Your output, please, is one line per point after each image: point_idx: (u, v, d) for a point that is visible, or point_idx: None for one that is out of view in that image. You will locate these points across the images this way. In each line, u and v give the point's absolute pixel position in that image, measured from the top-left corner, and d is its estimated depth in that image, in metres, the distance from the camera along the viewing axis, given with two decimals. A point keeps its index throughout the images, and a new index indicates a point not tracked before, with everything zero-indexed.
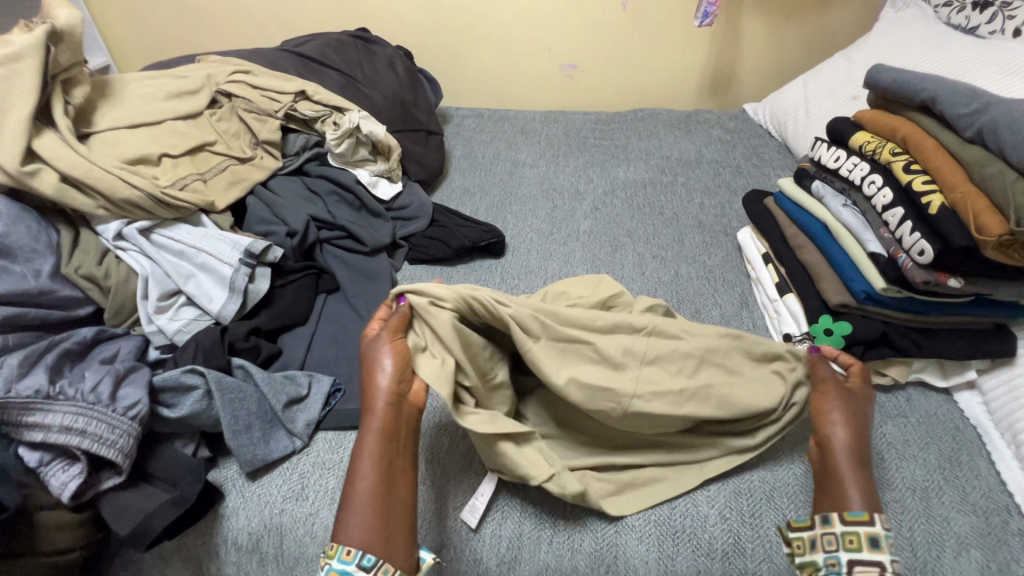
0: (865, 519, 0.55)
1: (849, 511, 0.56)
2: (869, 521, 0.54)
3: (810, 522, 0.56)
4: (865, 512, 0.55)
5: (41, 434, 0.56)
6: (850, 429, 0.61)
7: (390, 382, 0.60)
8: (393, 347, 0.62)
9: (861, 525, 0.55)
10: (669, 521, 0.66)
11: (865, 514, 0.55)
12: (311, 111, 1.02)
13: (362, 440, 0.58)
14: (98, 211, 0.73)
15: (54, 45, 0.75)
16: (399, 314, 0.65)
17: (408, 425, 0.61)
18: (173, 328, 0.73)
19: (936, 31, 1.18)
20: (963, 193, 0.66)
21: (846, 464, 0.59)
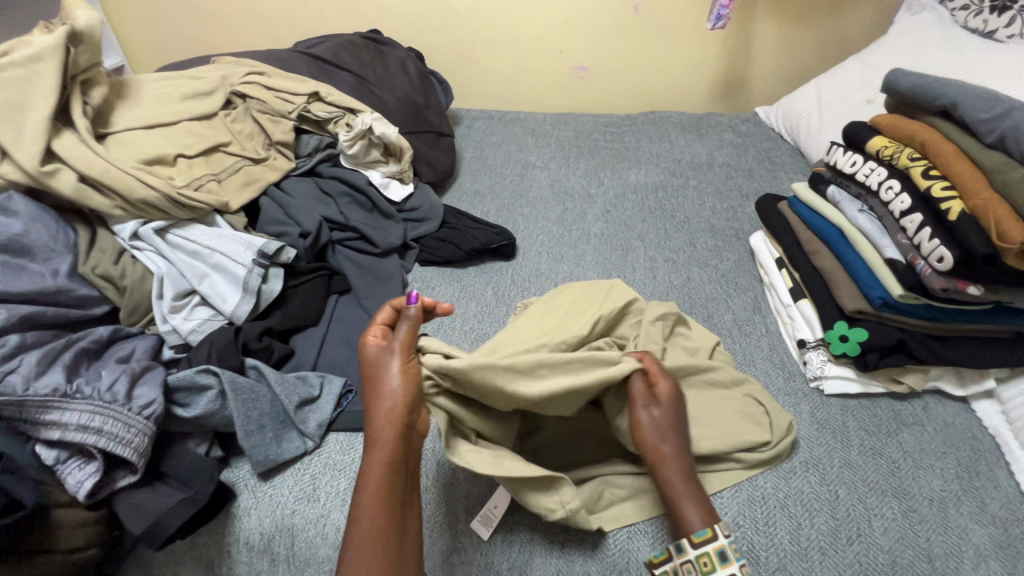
0: (711, 537, 0.54)
1: (695, 532, 0.55)
2: (714, 538, 0.54)
3: (667, 556, 0.55)
4: (710, 530, 0.54)
5: (59, 432, 0.57)
6: (671, 444, 0.61)
7: (399, 411, 0.58)
8: (403, 370, 0.59)
9: (709, 544, 0.54)
10: None
11: (711, 532, 0.54)
12: (324, 113, 1.03)
13: (365, 468, 0.57)
14: (114, 211, 0.74)
15: (74, 46, 0.76)
16: (409, 321, 0.62)
17: (414, 452, 0.60)
18: (187, 328, 0.73)
19: (953, 35, 1.16)
20: (984, 200, 0.65)
21: (677, 478, 0.59)
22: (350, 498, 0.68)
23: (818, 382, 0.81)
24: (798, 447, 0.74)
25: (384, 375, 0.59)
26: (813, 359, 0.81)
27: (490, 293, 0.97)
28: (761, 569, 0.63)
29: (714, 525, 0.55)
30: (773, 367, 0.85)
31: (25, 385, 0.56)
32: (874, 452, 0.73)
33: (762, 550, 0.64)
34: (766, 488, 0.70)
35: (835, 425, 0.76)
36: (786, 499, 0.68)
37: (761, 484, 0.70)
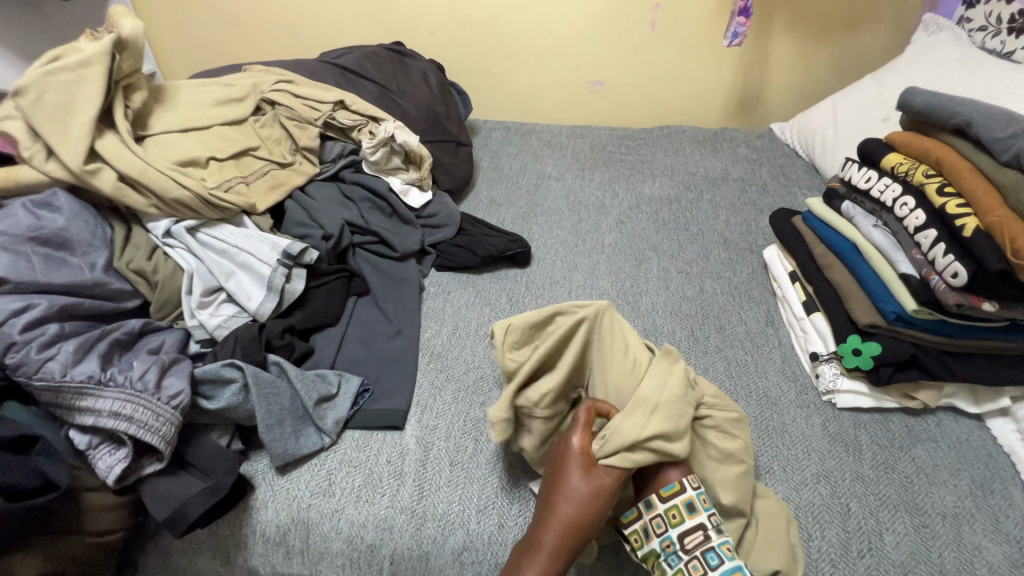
0: (679, 489, 0.59)
1: (665, 486, 0.60)
2: (681, 489, 0.59)
3: (637, 513, 0.60)
4: (677, 484, 0.60)
5: (92, 418, 0.59)
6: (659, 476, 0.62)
7: (593, 511, 0.57)
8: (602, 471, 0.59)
9: (677, 497, 0.59)
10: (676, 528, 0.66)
11: (677, 485, 0.60)
12: (349, 120, 1.06)
13: (543, 535, 0.57)
14: (150, 209, 0.77)
15: (119, 53, 0.80)
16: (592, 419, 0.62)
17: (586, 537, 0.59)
18: (214, 323, 0.76)
19: (971, 55, 1.17)
20: (1000, 217, 0.65)
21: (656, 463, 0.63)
22: (365, 494, 0.70)
23: (830, 396, 0.81)
24: (810, 459, 0.74)
25: (568, 478, 0.59)
26: (826, 372, 0.82)
27: (504, 299, 0.99)
28: None
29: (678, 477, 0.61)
30: (785, 379, 0.85)
31: (63, 371, 0.59)
32: (886, 467, 0.73)
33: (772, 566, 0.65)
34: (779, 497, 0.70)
35: (847, 439, 0.76)
36: (798, 510, 0.69)
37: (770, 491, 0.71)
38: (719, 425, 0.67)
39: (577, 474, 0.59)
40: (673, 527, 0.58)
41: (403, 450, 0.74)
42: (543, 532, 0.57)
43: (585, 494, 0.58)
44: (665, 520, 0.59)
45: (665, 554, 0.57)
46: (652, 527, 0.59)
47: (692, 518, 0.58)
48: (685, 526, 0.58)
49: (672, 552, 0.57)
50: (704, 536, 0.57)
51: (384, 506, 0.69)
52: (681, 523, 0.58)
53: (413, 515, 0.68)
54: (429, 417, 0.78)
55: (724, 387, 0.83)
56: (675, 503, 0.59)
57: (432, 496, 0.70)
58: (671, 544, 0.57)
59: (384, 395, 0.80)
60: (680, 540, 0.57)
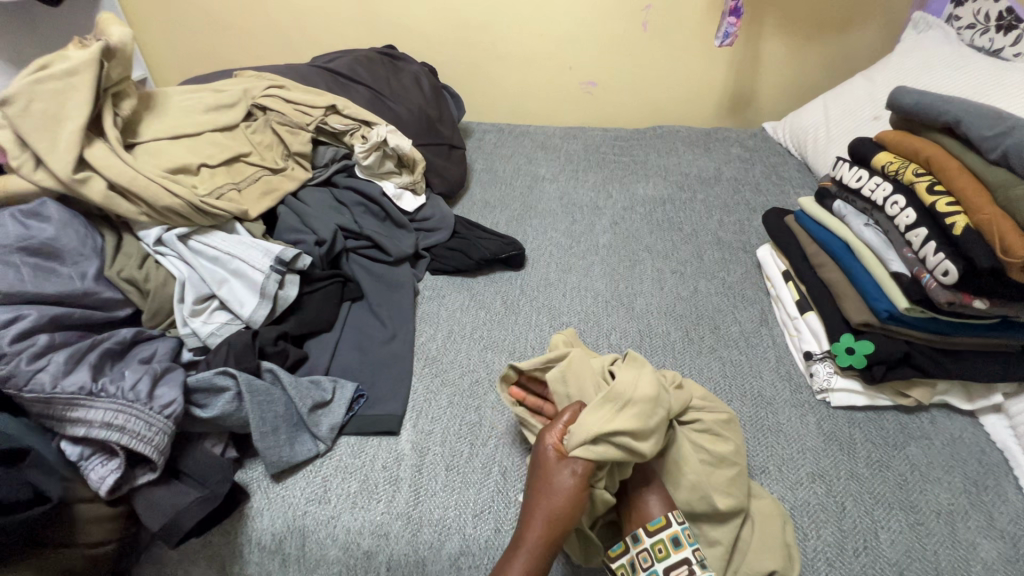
0: (665, 524, 0.62)
1: (650, 521, 0.62)
2: (667, 524, 0.62)
3: (624, 547, 0.62)
4: (663, 518, 0.62)
5: (83, 429, 0.59)
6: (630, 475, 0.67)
7: (571, 508, 0.60)
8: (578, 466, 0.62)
9: (663, 532, 0.61)
10: None
11: (664, 520, 0.62)
12: (340, 125, 1.06)
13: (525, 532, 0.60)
14: (140, 217, 0.76)
15: (107, 60, 0.79)
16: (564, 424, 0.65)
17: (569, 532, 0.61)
18: (206, 331, 0.76)
19: (959, 52, 1.18)
20: (989, 215, 0.66)
21: (642, 468, 0.67)
22: (361, 500, 0.70)
23: (824, 395, 0.81)
24: (804, 459, 0.74)
25: (552, 478, 0.62)
26: (819, 371, 0.82)
27: (499, 302, 0.98)
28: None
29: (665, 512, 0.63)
30: (779, 379, 0.85)
31: (54, 383, 0.59)
32: (881, 465, 0.73)
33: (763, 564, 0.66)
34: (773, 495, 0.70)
35: (841, 437, 0.77)
36: (793, 510, 0.69)
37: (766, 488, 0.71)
38: (700, 425, 0.70)
39: (562, 473, 0.62)
40: (657, 562, 0.60)
41: (398, 456, 0.74)
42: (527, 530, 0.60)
43: (565, 491, 0.61)
44: (652, 555, 0.61)
45: None
46: (639, 562, 0.61)
47: (677, 553, 0.60)
48: (669, 562, 0.60)
49: None
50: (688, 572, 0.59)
51: (380, 512, 0.69)
52: (666, 557, 0.60)
53: (409, 521, 0.68)
54: (424, 421, 0.78)
55: (719, 387, 0.83)
56: (660, 538, 0.61)
57: (427, 501, 0.70)
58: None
59: (379, 400, 0.80)
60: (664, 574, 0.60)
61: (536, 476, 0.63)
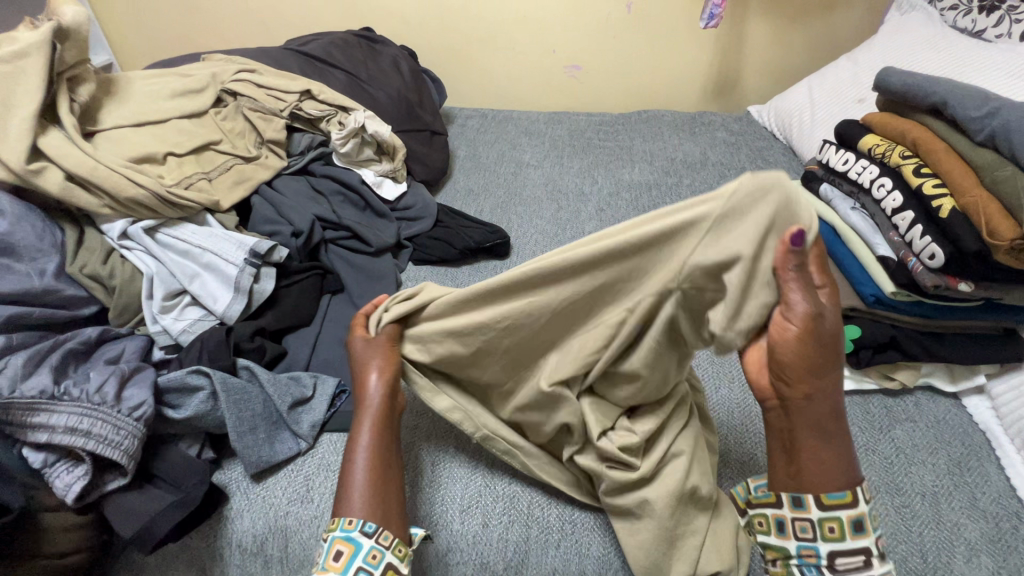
0: (848, 502, 0.51)
1: (830, 494, 0.51)
2: (851, 504, 0.51)
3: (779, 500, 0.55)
4: (848, 496, 0.51)
5: (46, 435, 0.56)
6: (828, 393, 0.52)
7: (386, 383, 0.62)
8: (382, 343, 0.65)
9: (842, 510, 0.51)
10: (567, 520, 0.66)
11: (847, 496, 0.51)
12: (316, 111, 1.02)
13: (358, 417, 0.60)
14: (103, 210, 0.73)
15: (60, 43, 0.75)
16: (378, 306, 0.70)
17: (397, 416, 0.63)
18: (177, 328, 0.72)
19: (941, 33, 1.18)
20: (975, 197, 0.65)
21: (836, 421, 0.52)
22: None
23: None
24: None
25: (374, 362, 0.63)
26: None
27: None
28: None
29: (854, 487, 0.51)
30: None
31: (12, 387, 0.56)
32: (866, 449, 0.73)
33: None
34: None
35: None
36: None
37: None
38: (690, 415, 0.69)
39: (378, 356, 0.64)
40: (823, 540, 0.52)
41: None
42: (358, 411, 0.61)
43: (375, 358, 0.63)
44: (816, 529, 0.52)
45: (801, 560, 0.53)
46: (794, 528, 0.53)
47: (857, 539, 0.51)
48: (842, 546, 0.51)
49: (813, 563, 0.53)
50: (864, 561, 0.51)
51: None
52: (839, 540, 0.51)
53: None
54: (409, 416, 0.76)
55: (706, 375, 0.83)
56: (836, 514, 0.51)
57: (414, 498, 0.68)
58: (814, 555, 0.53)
59: None
60: (827, 556, 0.52)
61: (362, 365, 0.64)
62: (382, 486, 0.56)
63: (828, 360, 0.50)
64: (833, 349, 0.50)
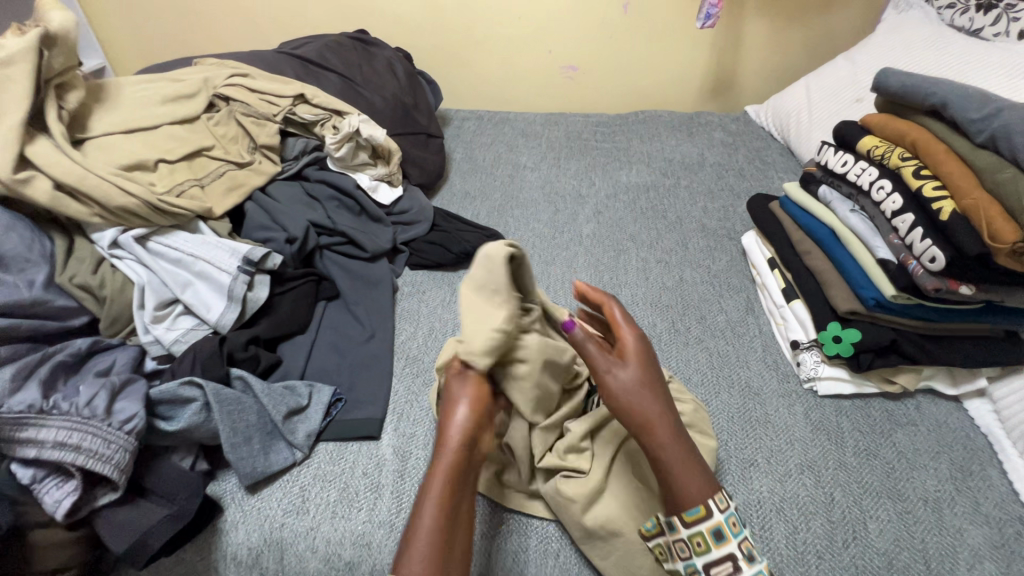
0: (704, 516, 0.51)
1: (688, 511, 0.52)
2: (708, 515, 0.51)
3: (659, 529, 0.55)
4: (703, 508, 0.52)
5: (34, 450, 0.55)
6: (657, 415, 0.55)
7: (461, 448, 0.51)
8: (472, 391, 0.53)
9: (701, 524, 0.52)
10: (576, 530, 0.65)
11: (703, 510, 0.51)
12: (310, 115, 1.00)
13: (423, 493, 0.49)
14: (93, 219, 0.72)
15: (48, 49, 0.73)
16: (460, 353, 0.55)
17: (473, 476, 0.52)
18: (170, 338, 0.72)
19: (938, 33, 1.17)
20: (976, 200, 0.65)
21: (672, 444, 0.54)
22: (341, 510, 0.67)
23: (811, 383, 0.81)
24: (793, 450, 0.73)
25: (457, 404, 0.53)
26: (806, 360, 0.81)
27: None
28: None
29: (706, 501, 0.52)
30: (766, 368, 0.84)
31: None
32: (868, 454, 0.73)
33: None
34: (762, 491, 0.69)
35: (829, 426, 0.76)
36: (783, 503, 0.68)
37: (757, 487, 0.70)
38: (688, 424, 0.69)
39: (462, 391, 0.53)
40: (696, 556, 0.52)
41: (379, 461, 0.71)
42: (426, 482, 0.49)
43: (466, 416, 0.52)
44: (688, 546, 0.52)
45: None
46: (675, 550, 0.53)
47: (720, 548, 0.51)
48: (709, 557, 0.51)
49: None
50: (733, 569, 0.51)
51: (361, 521, 0.66)
52: (706, 553, 0.52)
53: (391, 529, 0.65)
54: (406, 425, 0.75)
55: (706, 380, 0.82)
56: (698, 531, 0.52)
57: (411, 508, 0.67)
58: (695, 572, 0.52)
59: (357, 404, 0.76)
60: (704, 569, 0.52)
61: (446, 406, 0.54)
62: (444, 550, 0.46)
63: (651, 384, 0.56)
64: (648, 378, 0.56)
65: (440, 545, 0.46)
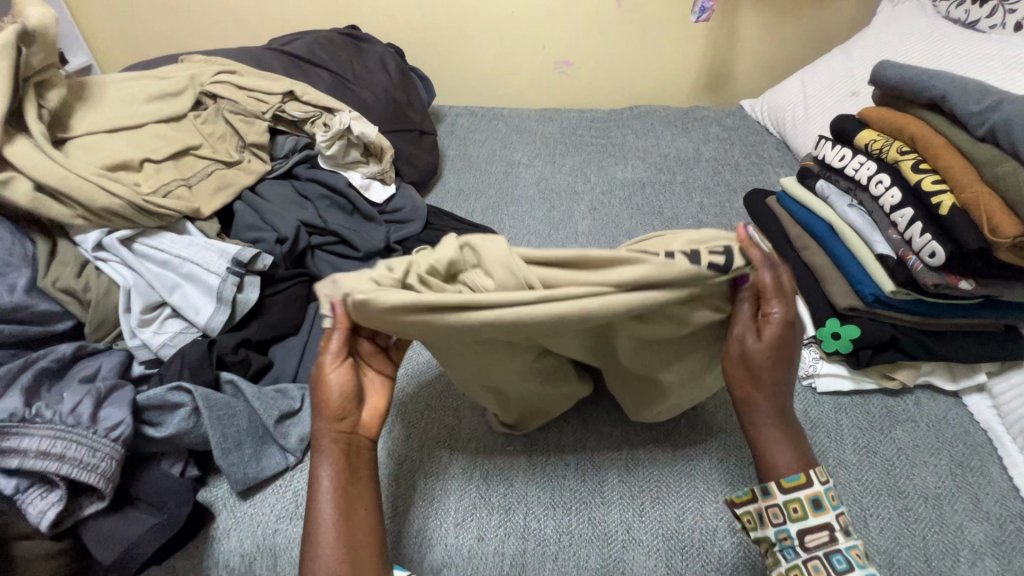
0: (803, 483, 0.54)
1: (786, 478, 0.54)
2: (807, 484, 0.54)
3: (752, 496, 0.56)
4: (803, 477, 0.55)
5: (17, 460, 0.53)
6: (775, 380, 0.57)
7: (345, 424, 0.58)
8: (341, 370, 0.57)
9: (802, 491, 0.54)
10: (575, 530, 0.64)
11: (802, 477, 0.55)
12: (300, 112, 0.99)
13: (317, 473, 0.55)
14: (76, 220, 0.70)
15: (26, 46, 0.71)
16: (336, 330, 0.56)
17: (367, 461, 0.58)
18: (158, 342, 0.70)
19: (935, 25, 1.16)
20: (976, 193, 0.64)
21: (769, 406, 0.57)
22: None
23: (811, 380, 0.80)
24: None
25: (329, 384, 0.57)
26: (805, 357, 0.80)
27: None
28: (689, 551, 0.62)
29: (808, 470, 0.55)
30: None
31: None
32: (868, 451, 0.72)
33: (687, 527, 0.64)
34: None
35: (828, 423, 0.75)
36: None
37: None
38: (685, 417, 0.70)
39: (335, 376, 0.57)
40: (792, 521, 0.54)
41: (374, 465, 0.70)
42: (319, 459, 0.56)
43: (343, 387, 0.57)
44: (783, 511, 0.54)
45: (780, 546, 0.54)
46: (769, 515, 0.55)
47: (817, 516, 0.54)
48: (807, 523, 0.53)
49: (789, 545, 0.54)
50: (829, 536, 0.53)
51: None
52: (804, 518, 0.54)
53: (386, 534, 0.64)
54: (400, 427, 0.74)
55: None
56: (795, 496, 0.54)
57: (406, 512, 0.66)
58: (788, 537, 0.54)
59: None
60: (798, 535, 0.54)
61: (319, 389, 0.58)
62: (348, 519, 0.53)
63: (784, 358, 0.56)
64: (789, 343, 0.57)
65: (342, 518, 0.53)
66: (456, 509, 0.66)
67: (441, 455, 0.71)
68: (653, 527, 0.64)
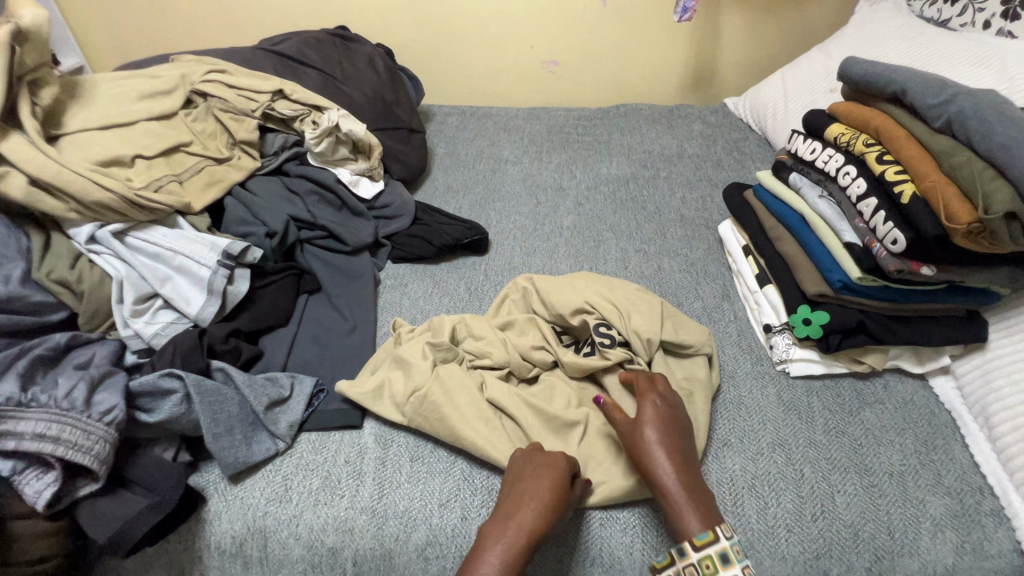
0: (712, 540, 0.56)
1: (697, 535, 0.56)
2: (716, 539, 0.56)
3: (670, 560, 0.57)
4: (711, 533, 0.56)
5: (13, 442, 0.55)
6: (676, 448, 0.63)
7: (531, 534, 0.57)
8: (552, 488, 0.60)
9: (710, 547, 0.55)
10: None
11: (711, 535, 0.56)
12: (289, 110, 1.01)
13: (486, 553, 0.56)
14: (69, 214, 0.72)
15: (20, 45, 0.73)
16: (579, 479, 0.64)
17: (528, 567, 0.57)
18: (150, 332, 0.72)
19: (909, 23, 1.20)
20: (934, 182, 0.67)
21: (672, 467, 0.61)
22: (323, 497, 0.68)
23: (784, 365, 0.83)
24: (765, 429, 0.75)
25: (536, 486, 0.60)
26: (779, 343, 0.83)
27: (462, 288, 0.97)
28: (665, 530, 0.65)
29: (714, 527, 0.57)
30: (741, 352, 0.86)
31: None
32: (837, 431, 0.75)
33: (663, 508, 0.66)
34: (735, 470, 0.71)
35: (800, 406, 0.78)
36: (754, 481, 0.70)
37: (730, 466, 0.71)
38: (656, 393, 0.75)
39: (541, 484, 0.60)
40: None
41: (362, 449, 0.73)
42: (493, 542, 0.56)
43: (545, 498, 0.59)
44: (697, 569, 0.55)
45: None
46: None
47: (726, 570, 0.54)
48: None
49: None
50: None
51: (343, 508, 0.67)
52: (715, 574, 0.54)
53: (373, 515, 0.66)
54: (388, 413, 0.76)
55: None
56: (706, 553, 0.55)
57: (392, 494, 0.68)
58: None
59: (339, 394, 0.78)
60: None
61: (516, 490, 0.61)
62: None
63: (684, 457, 0.62)
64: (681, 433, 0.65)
65: None
66: (442, 491, 0.68)
67: (428, 441, 0.74)
68: (630, 506, 0.67)
